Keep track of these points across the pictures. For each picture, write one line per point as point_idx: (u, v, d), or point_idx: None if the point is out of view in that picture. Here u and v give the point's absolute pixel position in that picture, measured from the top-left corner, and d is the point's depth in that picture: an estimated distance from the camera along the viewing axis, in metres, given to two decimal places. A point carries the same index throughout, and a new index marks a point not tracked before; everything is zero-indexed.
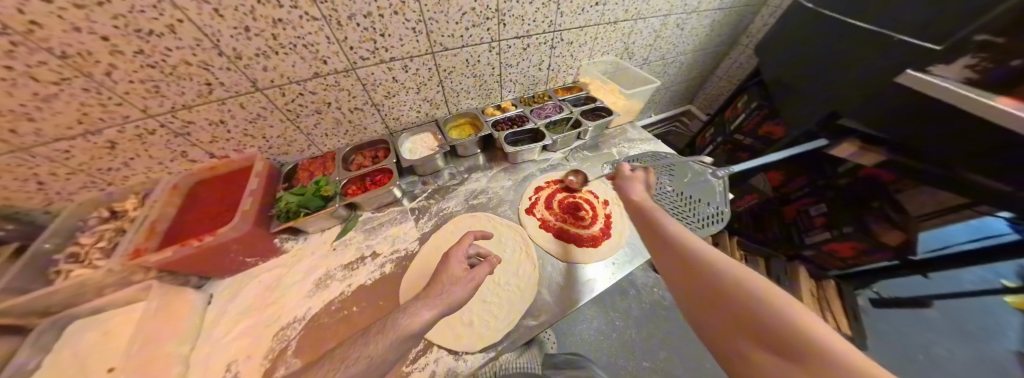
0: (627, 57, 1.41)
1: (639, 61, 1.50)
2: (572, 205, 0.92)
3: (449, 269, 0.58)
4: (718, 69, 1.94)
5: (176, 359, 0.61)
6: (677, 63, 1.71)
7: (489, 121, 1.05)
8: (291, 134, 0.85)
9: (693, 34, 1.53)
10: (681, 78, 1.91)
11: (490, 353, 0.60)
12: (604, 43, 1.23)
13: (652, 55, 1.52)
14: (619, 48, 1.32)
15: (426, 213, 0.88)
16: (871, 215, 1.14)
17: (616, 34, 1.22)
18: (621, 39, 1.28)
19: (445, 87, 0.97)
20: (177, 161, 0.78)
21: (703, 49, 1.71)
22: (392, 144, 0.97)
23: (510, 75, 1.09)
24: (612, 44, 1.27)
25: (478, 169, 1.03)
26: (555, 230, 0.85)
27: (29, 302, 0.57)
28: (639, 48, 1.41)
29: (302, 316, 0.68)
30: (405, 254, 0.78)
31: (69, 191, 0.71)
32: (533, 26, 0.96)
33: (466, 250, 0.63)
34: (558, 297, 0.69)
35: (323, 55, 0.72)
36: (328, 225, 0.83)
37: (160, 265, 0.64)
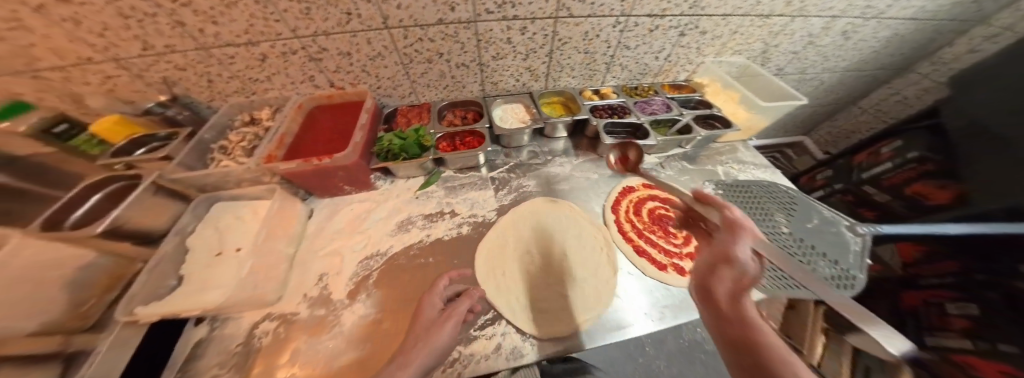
0: (760, 62, 1.16)
1: (770, 70, 1.23)
2: (662, 218, 0.82)
3: (424, 313, 0.53)
4: (866, 99, 1.52)
5: (284, 257, 0.70)
6: (819, 81, 1.37)
7: (586, 105, 0.97)
8: (400, 78, 0.87)
9: (858, 48, 1.20)
10: (811, 101, 1.54)
11: (557, 347, 0.58)
12: (742, 39, 1.02)
13: (791, 65, 1.23)
14: (756, 50, 1.09)
15: (505, 185, 0.86)
16: None
17: (762, 30, 1.00)
18: (764, 38, 1.05)
19: (553, 58, 0.90)
20: (305, 84, 0.85)
21: (862, 69, 1.34)
22: (486, 108, 0.94)
23: (622, 58, 0.97)
24: (751, 43, 1.05)
25: (563, 153, 0.96)
26: (642, 240, 0.76)
27: (196, 177, 0.70)
28: (781, 54, 1.15)
29: (383, 252, 0.73)
30: (482, 221, 0.78)
31: (226, 93, 0.84)
32: (674, 4, 0.81)
33: (438, 295, 0.57)
34: (638, 313, 0.63)
35: (453, 2, 0.68)
36: (414, 173, 0.86)
37: (285, 173, 0.71)
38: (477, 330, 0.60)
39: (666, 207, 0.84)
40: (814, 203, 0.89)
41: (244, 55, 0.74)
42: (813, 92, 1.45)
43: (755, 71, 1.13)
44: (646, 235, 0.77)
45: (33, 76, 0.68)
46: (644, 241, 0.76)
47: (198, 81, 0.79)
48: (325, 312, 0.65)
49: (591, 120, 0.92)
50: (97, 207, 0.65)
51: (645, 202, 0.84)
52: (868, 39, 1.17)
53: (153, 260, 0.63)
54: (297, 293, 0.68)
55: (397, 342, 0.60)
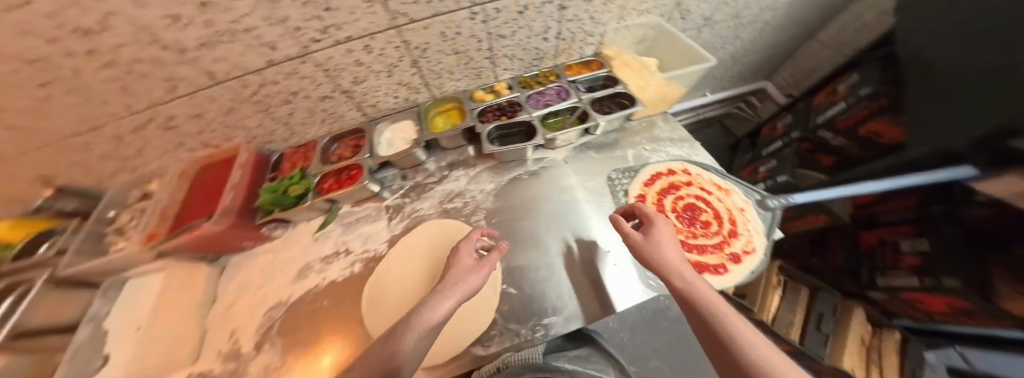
0: (677, 16, 1.01)
1: (694, 23, 1.08)
2: (687, 211, 0.81)
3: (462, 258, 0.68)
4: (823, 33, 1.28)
5: (194, 340, 0.72)
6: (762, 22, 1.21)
7: (476, 108, 0.90)
8: (269, 123, 0.83)
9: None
10: (762, 44, 1.35)
11: None
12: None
13: (718, 11, 1.06)
14: (668, 4, 0.94)
15: (399, 212, 0.86)
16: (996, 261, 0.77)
17: None
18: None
19: (421, 67, 0.82)
20: (180, 150, 0.81)
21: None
22: (373, 134, 0.91)
23: (505, 49, 0.87)
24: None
25: (461, 164, 0.94)
26: (698, 247, 0.77)
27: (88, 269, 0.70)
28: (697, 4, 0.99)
29: (282, 302, 0.76)
30: (374, 255, 0.80)
31: (110, 173, 0.81)
32: None
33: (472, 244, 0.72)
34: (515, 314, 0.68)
35: (270, 42, 0.61)
36: (311, 215, 0.86)
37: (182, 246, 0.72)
38: None
39: (680, 199, 0.83)
40: (725, 181, 0.84)
41: (100, 140, 0.71)
42: (762, 36, 1.28)
43: (667, 31, 1.00)
44: (695, 240, 0.78)
45: None
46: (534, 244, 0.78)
47: (75, 170, 0.76)
48: (234, 366, 0.70)
49: (476, 128, 0.86)
50: None
51: (667, 205, 0.82)
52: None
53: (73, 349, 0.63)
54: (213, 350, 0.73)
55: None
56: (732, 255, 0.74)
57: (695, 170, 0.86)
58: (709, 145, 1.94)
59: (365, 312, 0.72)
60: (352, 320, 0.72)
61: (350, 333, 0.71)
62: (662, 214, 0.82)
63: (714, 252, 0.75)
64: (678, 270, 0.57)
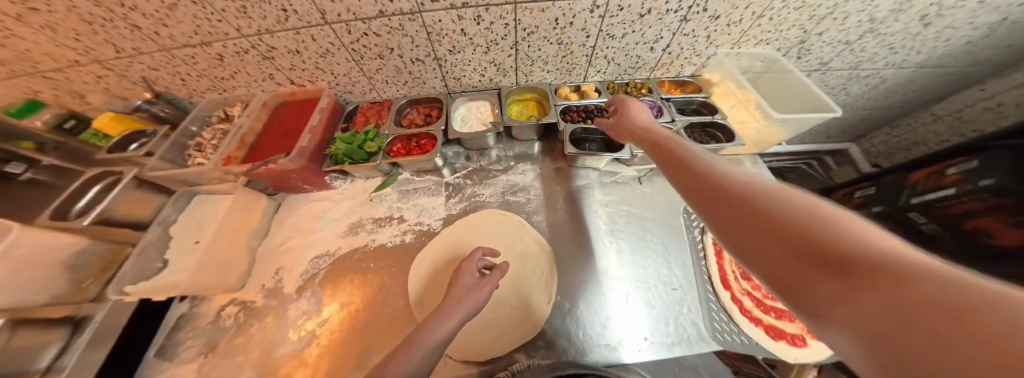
0: (796, 54, 0.92)
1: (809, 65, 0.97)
2: None
3: (462, 278, 0.60)
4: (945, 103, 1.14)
5: (243, 268, 0.73)
6: (883, 80, 1.08)
7: (560, 105, 0.85)
8: (355, 73, 0.81)
9: (954, 39, 0.88)
10: (870, 103, 1.21)
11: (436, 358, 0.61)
12: (771, 27, 0.80)
13: (840, 58, 0.95)
14: (793, 39, 0.86)
15: (458, 192, 0.82)
16: None
17: (801, 15, 0.77)
18: (803, 23, 0.80)
19: (519, 50, 0.78)
20: (267, 82, 0.82)
21: (958, 64, 0.98)
22: (449, 106, 0.88)
23: (608, 49, 0.81)
24: (784, 29, 0.81)
25: (527, 158, 0.89)
26: (773, 308, 0.67)
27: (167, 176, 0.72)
28: (823, 44, 0.88)
29: (330, 253, 0.75)
30: (427, 230, 0.77)
31: (201, 90, 0.83)
32: None
33: (474, 264, 0.63)
34: (570, 330, 0.63)
35: None
36: (372, 174, 0.85)
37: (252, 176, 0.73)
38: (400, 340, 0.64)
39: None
40: None
41: (204, 56, 0.72)
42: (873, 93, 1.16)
43: (778, 69, 0.92)
44: (773, 301, 0.67)
45: (42, 77, 0.72)
46: (593, 259, 0.72)
47: (173, 79, 0.78)
48: (276, 304, 0.71)
49: (558, 125, 0.82)
50: (96, 200, 0.67)
51: None
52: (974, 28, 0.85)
53: (138, 247, 0.67)
54: (257, 284, 0.73)
55: (351, 346, 0.65)
56: None
57: None
58: None
59: (413, 286, 0.70)
60: (397, 290, 0.71)
61: (394, 303, 0.69)
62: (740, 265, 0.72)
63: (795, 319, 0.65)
64: (665, 141, 0.45)
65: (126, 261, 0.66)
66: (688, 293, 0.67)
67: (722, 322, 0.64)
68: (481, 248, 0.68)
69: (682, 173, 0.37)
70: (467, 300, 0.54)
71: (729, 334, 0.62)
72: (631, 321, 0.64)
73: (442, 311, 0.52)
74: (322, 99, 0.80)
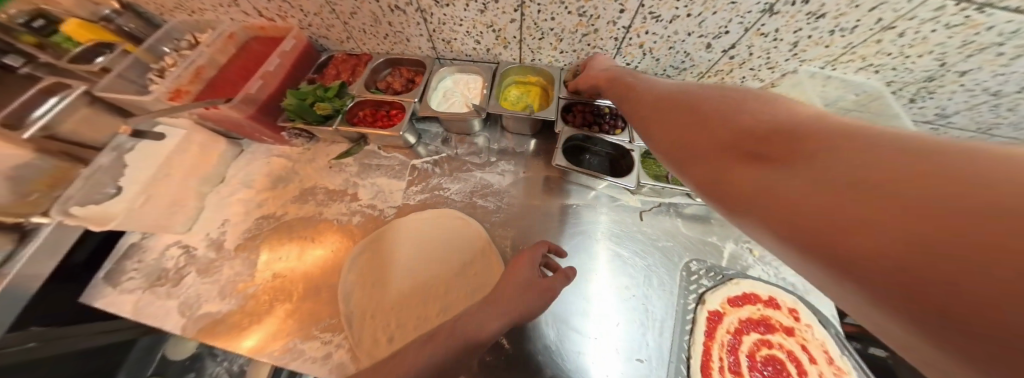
0: (905, 92, 0.70)
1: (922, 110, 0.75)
2: (768, 363, 0.59)
3: (517, 272, 0.52)
4: None
5: (190, 212, 0.70)
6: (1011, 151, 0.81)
7: (565, 99, 0.66)
8: (327, 15, 0.67)
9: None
10: None
11: (345, 362, 0.55)
12: (893, 44, 0.58)
13: (970, 111, 0.71)
14: (912, 70, 0.63)
15: (423, 180, 0.71)
16: None
17: (943, 38, 0.54)
18: (945, 52, 0.57)
19: (526, 16, 0.58)
20: (233, 8, 0.70)
21: None
22: (432, 76, 0.72)
23: (645, 35, 0.60)
24: (913, 55, 0.59)
25: (513, 156, 0.73)
26: None
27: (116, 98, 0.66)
28: (952, 90, 0.66)
29: (278, 216, 0.71)
30: (377, 216, 0.68)
31: (170, 7, 0.74)
32: None
33: (535, 258, 0.54)
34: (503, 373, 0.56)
35: None
36: (335, 139, 0.75)
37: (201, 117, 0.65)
38: (319, 331, 0.59)
39: (766, 345, 0.61)
40: (846, 358, 0.58)
41: None
42: None
43: (878, 106, 0.72)
44: None
45: None
46: (558, 300, 0.63)
47: None
48: (215, 257, 0.68)
49: (556, 125, 0.63)
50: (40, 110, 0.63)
51: (743, 345, 0.60)
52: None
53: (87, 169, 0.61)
54: (202, 231, 0.71)
55: (271, 323, 0.60)
56: None
57: (807, 321, 0.62)
58: None
59: (345, 279, 0.62)
60: (330, 277, 0.64)
61: (324, 289, 0.63)
62: (733, 352, 0.60)
63: None
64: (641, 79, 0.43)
65: (72, 179, 0.64)
66: (657, 370, 0.57)
67: None
68: (545, 243, 0.58)
69: (656, 101, 0.35)
70: (518, 300, 0.48)
71: None
72: (600, 365, 0.57)
73: (488, 304, 0.47)
74: (285, 41, 0.68)
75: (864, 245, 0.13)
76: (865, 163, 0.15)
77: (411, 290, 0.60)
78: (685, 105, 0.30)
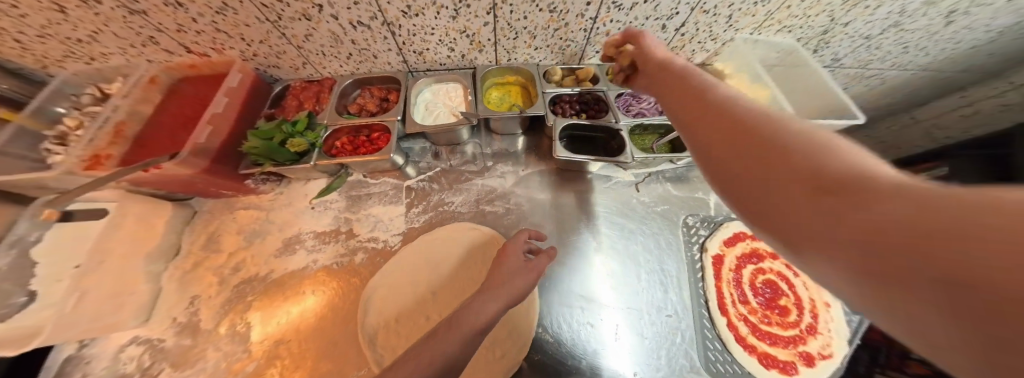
0: (809, 47, 0.86)
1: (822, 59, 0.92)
2: (767, 287, 0.66)
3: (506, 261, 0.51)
4: None
5: (143, 299, 0.57)
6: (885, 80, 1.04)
7: (549, 93, 0.68)
8: (277, 40, 0.60)
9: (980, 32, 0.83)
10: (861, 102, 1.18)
11: None
12: (800, 7, 0.69)
13: (854, 54, 0.90)
14: (814, 27, 0.77)
15: (421, 200, 0.67)
16: None
17: None
18: (833, 9, 0.72)
19: (501, 17, 0.59)
20: (150, 48, 0.59)
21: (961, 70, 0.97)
22: (408, 91, 0.69)
23: (611, 23, 0.64)
24: (813, 14, 0.72)
25: (508, 157, 0.73)
26: (767, 334, 0.61)
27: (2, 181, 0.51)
28: (842, 39, 0.83)
29: (262, 276, 0.61)
30: (382, 249, 0.63)
31: (54, 57, 0.59)
32: None
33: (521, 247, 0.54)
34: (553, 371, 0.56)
35: None
36: (312, 175, 0.68)
37: (134, 182, 0.53)
38: None
39: (762, 273, 0.67)
40: None
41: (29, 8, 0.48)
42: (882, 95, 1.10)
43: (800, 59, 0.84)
44: (768, 327, 0.62)
45: None
46: (578, 281, 0.63)
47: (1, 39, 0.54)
48: (192, 343, 0.56)
49: (547, 119, 0.65)
50: None
51: (744, 277, 0.66)
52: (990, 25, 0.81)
53: None
54: (166, 317, 0.58)
55: None
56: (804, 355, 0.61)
57: None
58: None
59: (363, 322, 0.56)
60: (345, 328, 0.57)
61: (344, 341, 0.56)
62: (740, 286, 0.65)
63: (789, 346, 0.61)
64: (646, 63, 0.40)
65: None
66: (682, 321, 0.61)
67: (717, 352, 0.58)
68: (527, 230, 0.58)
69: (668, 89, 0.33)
70: (511, 285, 0.46)
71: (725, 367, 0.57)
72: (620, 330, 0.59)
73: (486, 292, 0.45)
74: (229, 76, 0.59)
75: (875, 247, 0.13)
76: (873, 185, 0.14)
77: (441, 313, 0.56)
78: (699, 97, 0.28)
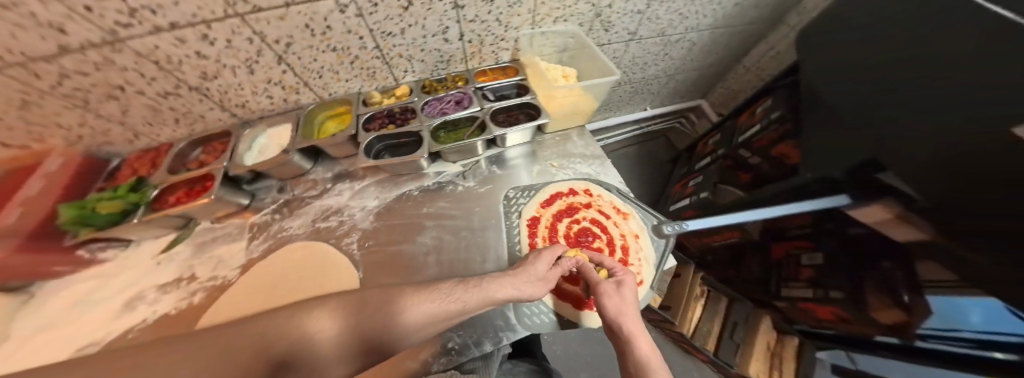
0: (600, 27, 0.97)
1: (621, 35, 1.05)
2: (582, 233, 0.75)
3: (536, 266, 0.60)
4: (749, 56, 1.56)
5: None
6: (687, 43, 1.28)
7: (364, 114, 0.80)
8: (96, 120, 0.67)
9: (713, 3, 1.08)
10: (684, 62, 1.44)
11: None
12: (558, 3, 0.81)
13: (643, 26, 1.05)
14: (586, 13, 0.89)
15: (264, 231, 0.74)
16: (872, 276, 0.86)
17: None
18: None
19: (292, 63, 0.72)
20: None
21: (725, 25, 1.27)
22: (241, 139, 0.79)
23: (396, 47, 0.76)
24: (572, 4, 0.83)
25: (347, 176, 0.82)
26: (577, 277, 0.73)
27: None
28: (621, 16, 0.96)
29: (92, 343, 0.59)
30: (221, 284, 0.67)
31: None
32: None
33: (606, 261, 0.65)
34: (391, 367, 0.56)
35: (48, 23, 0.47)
36: (155, 232, 0.72)
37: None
38: None
39: (576, 222, 0.76)
40: (626, 204, 0.78)
41: None
42: (690, 53, 1.38)
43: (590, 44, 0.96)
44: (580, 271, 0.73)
45: None
46: (406, 268, 0.66)
47: None
48: None
49: (358, 136, 0.76)
50: None
51: (560, 230, 0.74)
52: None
53: None
54: None
55: None
56: None
57: (597, 192, 0.79)
58: (645, 157, 2.15)
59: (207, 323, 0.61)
60: None
61: None
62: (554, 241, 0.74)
63: None
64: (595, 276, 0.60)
65: None
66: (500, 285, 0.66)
67: (532, 306, 0.65)
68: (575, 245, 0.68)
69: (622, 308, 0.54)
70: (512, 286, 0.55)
71: (534, 315, 0.64)
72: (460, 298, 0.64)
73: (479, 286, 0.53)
74: (46, 159, 0.65)
75: None
76: None
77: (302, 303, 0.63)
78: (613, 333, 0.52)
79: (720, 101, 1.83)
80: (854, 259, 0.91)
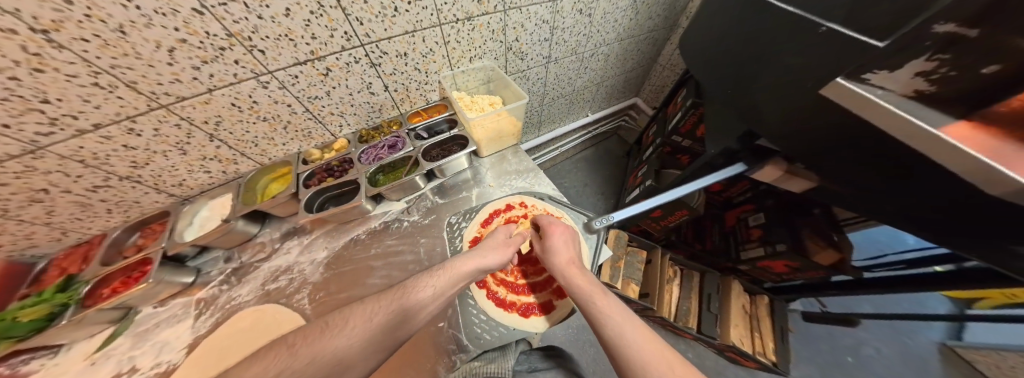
0: (516, 58, 1.12)
1: (537, 61, 1.20)
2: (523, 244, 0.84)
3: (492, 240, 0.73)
4: (661, 56, 1.79)
5: None
6: (602, 56, 1.47)
7: (302, 172, 0.85)
8: (18, 226, 0.66)
9: (609, 21, 1.26)
10: (606, 71, 1.63)
11: None
12: (467, 47, 0.95)
13: (554, 50, 1.21)
14: (498, 49, 1.03)
15: (212, 305, 0.74)
16: (803, 222, 1.05)
17: (479, 33, 0.93)
18: (492, 37, 0.97)
19: (225, 138, 0.78)
20: None
21: (629, 37, 1.48)
22: (181, 216, 0.80)
23: (326, 107, 0.86)
24: (481, 45, 0.97)
25: (296, 233, 0.85)
26: (527, 285, 0.79)
27: None
28: (532, 46, 1.12)
29: None
30: (166, 370, 0.65)
31: None
32: (317, 45, 0.71)
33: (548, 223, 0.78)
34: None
35: None
36: (89, 330, 0.69)
37: None
38: None
39: None
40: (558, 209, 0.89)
41: None
42: (609, 63, 1.57)
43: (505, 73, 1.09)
44: (527, 278, 0.80)
45: None
46: None
47: None
48: None
49: (298, 194, 0.81)
50: None
51: None
52: (612, 11, 1.22)
53: None
54: None
55: None
56: (558, 288, 0.78)
57: (530, 203, 0.89)
58: (601, 156, 2.30)
59: None
60: None
61: None
62: None
63: (541, 288, 0.78)
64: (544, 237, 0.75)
65: None
66: (449, 309, 0.69)
67: (483, 322, 0.69)
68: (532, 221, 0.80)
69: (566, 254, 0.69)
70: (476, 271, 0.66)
71: (483, 331, 0.67)
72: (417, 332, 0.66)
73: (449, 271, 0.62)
74: None
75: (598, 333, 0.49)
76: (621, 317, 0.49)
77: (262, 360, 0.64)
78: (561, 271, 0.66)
79: (651, 96, 2.04)
80: (789, 214, 1.10)
